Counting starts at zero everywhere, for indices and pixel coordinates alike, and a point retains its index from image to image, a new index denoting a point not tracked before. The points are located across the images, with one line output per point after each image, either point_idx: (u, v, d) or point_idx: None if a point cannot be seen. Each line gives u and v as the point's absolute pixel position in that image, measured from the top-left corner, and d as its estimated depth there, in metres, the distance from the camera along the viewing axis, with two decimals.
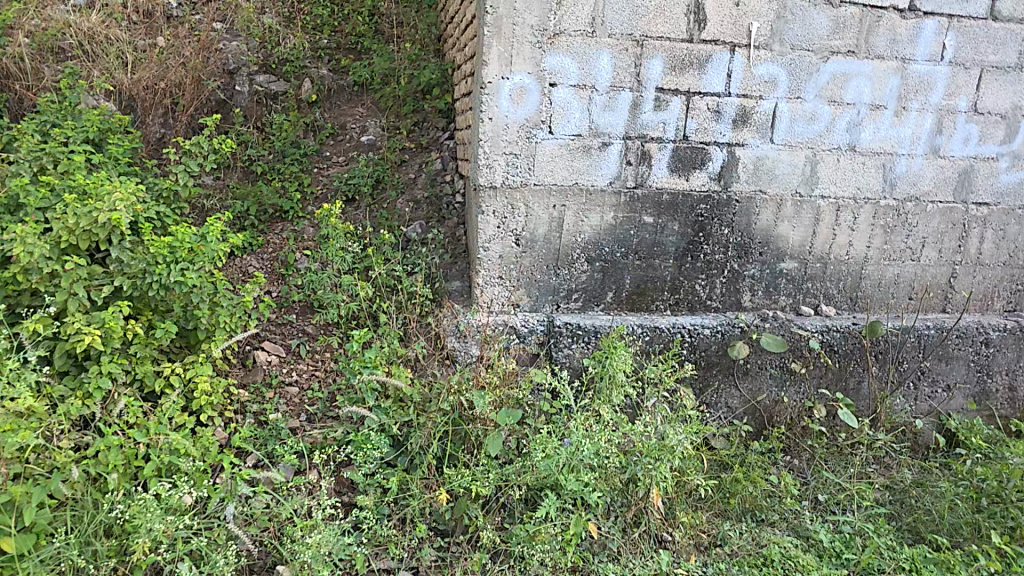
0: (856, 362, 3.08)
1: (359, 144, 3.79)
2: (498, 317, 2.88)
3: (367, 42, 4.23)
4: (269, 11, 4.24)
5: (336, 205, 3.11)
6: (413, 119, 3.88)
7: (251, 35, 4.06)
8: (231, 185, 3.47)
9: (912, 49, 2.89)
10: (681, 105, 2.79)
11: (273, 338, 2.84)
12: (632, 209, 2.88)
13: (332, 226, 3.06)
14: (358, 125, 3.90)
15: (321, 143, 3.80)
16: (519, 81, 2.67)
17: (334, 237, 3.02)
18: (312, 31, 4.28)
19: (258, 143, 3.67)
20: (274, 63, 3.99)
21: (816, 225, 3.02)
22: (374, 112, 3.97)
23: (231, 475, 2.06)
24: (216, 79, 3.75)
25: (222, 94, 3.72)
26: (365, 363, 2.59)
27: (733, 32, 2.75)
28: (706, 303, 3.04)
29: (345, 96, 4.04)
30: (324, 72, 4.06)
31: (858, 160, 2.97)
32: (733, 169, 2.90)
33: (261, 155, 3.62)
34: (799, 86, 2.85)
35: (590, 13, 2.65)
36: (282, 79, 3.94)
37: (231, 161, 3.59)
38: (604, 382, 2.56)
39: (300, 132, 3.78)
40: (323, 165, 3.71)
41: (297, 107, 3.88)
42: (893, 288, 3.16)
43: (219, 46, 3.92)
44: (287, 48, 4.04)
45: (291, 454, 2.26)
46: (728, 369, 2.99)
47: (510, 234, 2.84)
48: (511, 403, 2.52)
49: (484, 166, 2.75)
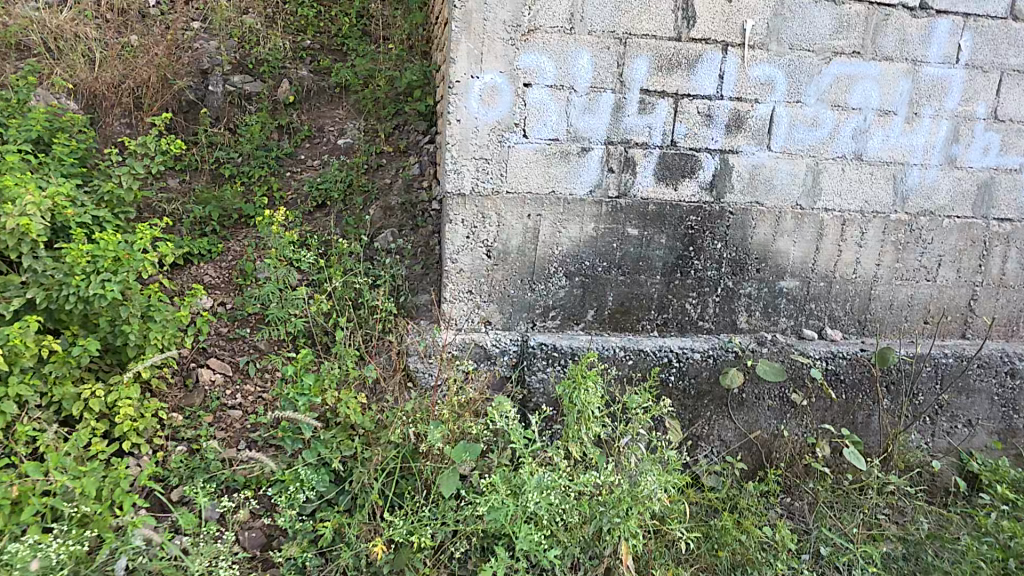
0: (864, 394, 2.78)
1: (336, 148, 3.62)
2: (463, 337, 2.65)
3: (352, 43, 4.06)
4: (252, 10, 4.05)
5: (280, 213, 2.95)
6: (394, 122, 3.69)
7: (230, 35, 3.92)
8: (196, 189, 3.28)
9: (925, 50, 2.63)
10: (668, 108, 2.55)
11: (221, 355, 2.67)
12: (614, 221, 2.63)
13: (279, 237, 2.88)
14: (336, 127, 3.73)
15: (296, 146, 3.63)
16: (489, 80, 2.45)
17: (281, 245, 2.83)
18: (295, 32, 4.10)
19: (229, 145, 3.51)
20: (252, 64, 3.83)
21: (819, 241, 2.74)
22: (354, 115, 3.78)
23: (124, 521, 1.84)
24: (188, 80, 3.61)
25: (192, 94, 3.58)
26: (303, 390, 2.35)
27: (725, 30, 2.51)
28: (697, 324, 2.77)
29: (326, 96, 3.86)
30: (304, 73, 3.88)
31: (866, 170, 2.70)
32: (726, 178, 2.64)
33: (230, 158, 3.46)
34: (799, 89, 2.60)
35: (568, 9, 2.43)
36: (259, 80, 3.81)
37: (199, 163, 3.43)
38: (571, 418, 2.26)
39: (274, 134, 3.64)
40: (296, 169, 3.53)
41: (273, 109, 3.72)
42: (906, 311, 2.86)
43: (194, 46, 3.79)
44: (266, 48, 3.89)
45: (202, 496, 2.04)
46: (720, 399, 2.71)
47: (480, 246, 2.61)
48: (468, 436, 2.29)
49: (451, 172, 2.52)
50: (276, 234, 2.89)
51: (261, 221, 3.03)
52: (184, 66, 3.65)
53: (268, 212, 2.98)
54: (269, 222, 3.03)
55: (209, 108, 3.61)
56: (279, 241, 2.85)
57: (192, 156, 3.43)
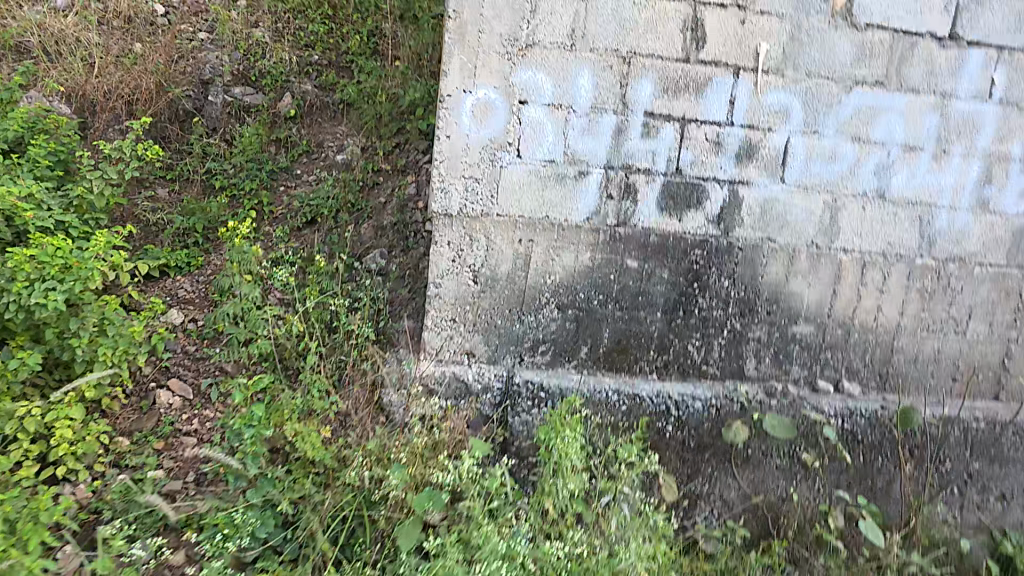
0: (884, 457, 2.51)
1: (332, 163, 3.52)
2: (443, 368, 2.43)
3: (360, 60, 3.95)
4: (261, 25, 4.01)
5: (244, 225, 2.84)
6: (394, 141, 3.56)
7: (236, 46, 3.87)
8: (184, 200, 3.19)
9: (954, 83, 2.42)
10: (674, 133, 2.37)
11: (183, 375, 2.50)
12: (612, 251, 2.43)
13: (241, 251, 2.78)
14: (336, 144, 3.64)
15: (293, 160, 3.52)
16: (483, 95, 2.30)
17: (243, 259, 2.76)
18: (303, 47, 4.02)
19: (222, 156, 3.44)
20: (254, 76, 3.78)
21: (837, 284, 2.51)
22: (355, 131, 3.67)
23: (18, 562, 1.63)
24: (186, 89, 3.57)
25: (189, 103, 3.56)
26: (251, 421, 2.23)
27: (737, 53, 2.35)
28: (700, 368, 2.52)
29: (329, 113, 3.78)
30: (308, 87, 3.80)
31: (889, 209, 2.47)
32: (736, 212, 2.44)
33: (222, 169, 3.37)
34: (817, 120, 2.41)
35: (569, 24, 2.28)
36: (261, 93, 3.75)
37: (191, 174, 3.36)
38: (546, 469, 2.17)
39: (270, 147, 3.56)
40: (291, 183, 3.43)
41: (272, 123, 3.63)
42: (933, 367, 2.59)
43: (197, 55, 3.76)
44: (270, 61, 3.83)
45: (118, 539, 1.87)
46: (723, 453, 2.46)
47: (467, 270, 2.41)
48: (432, 483, 2.11)
49: (439, 191, 2.35)
50: (236, 246, 2.81)
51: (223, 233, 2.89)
52: (185, 75, 3.63)
53: (230, 225, 2.85)
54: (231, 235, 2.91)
55: (206, 117, 3.58)
56: (240, 255, 2.77)
57: (186, 166, 3.37)
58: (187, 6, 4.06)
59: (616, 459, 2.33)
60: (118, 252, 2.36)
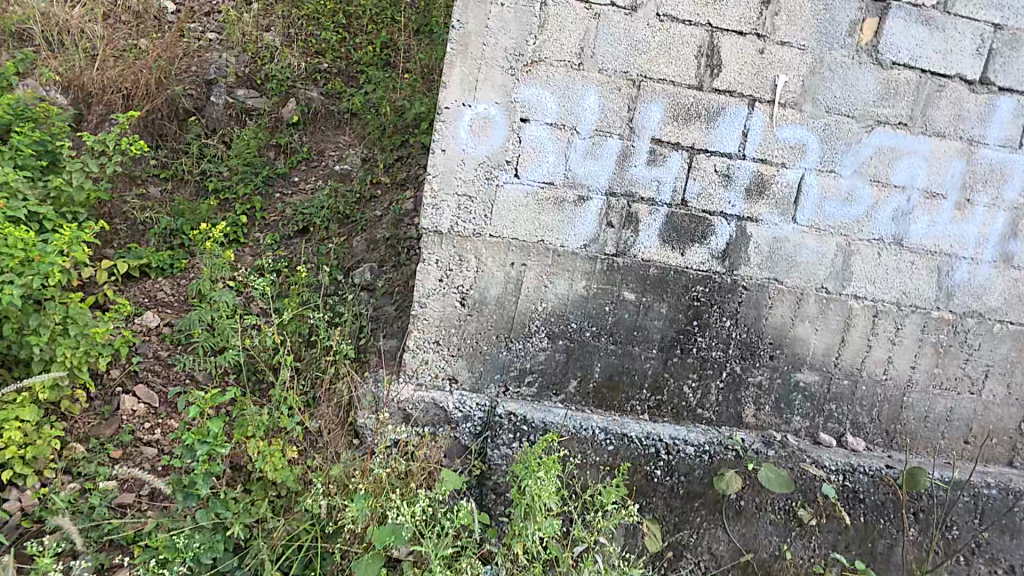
0: (886, 519, 2.32)
1: (332, 174, 3.48)
2: (424, 393, 2.30)
3: (370, 72, 3.92)
4: (273, 29, 4.04)
5: (216, 230, 2.84)
6: (398, 153, 3.50)
7: (244, 49, 3.90)
8: (175, 201, 3.17)
9: (983, 129, 2.28)
10: (681, 162, 2.25)
11: (153, 382, 2.40)
12: (609, 281, 2.30)
13: (212, 256, 2.78)
14: (337, 154, 3.61)
15: (291, 167, 3.52)
16: (482, 110, 2.19)
17: (217, 266, 2.73)
18: (314, 54, 4.01)
19: (219, 158, 3.44)
20: (260, 79, 3.78)
21: (846, 332, 2.36)
22: (359, 142, 3.64)
23: None
24: (189, 88, 3.61)
25: (189, 103, 3.56)
26: (206, 437, 2.04)
27: (754, 84, 2.23)
28: (695, 411, 2.39)
29: (333, 123, 3.75)
30: (314, 95, 3.78)
31: (906, 257, 2.33)
32: (742, 249, 2.31)
33: (217, 171, 3.38)
34: (834, 158, 2.28)
35: (578, 42, 2.18)
36: (265, 96, 3.75)
37: (186, 175, 3.36)
38: (518, 511, 1.97)
39: (270, 152, 3.57)
40: (287, 191, 3.42)
41: (274, 127, 3.63)
42: (944, 427, 2.43)
43: (202, 55, 3.82)
44: (278, 66, 3.82)
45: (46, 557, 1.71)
46: (713, 503, 2.28)
47: (454, 292, 2.30)
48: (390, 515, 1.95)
49: (430, 206, 2.24)
50: (205, 249, 2.81)
51: (194, 234, 2.91)
52: (189, 74, 3.67)
53: (201, 228, 2.86)
54: (203, 237, 2.91)
55: (205, 118, 3.57)
56: (212, 262, 2.74)
57: (179, 166, 3.36)
58: (198, 6, 4.16)
59: (594, 505, 2.16)
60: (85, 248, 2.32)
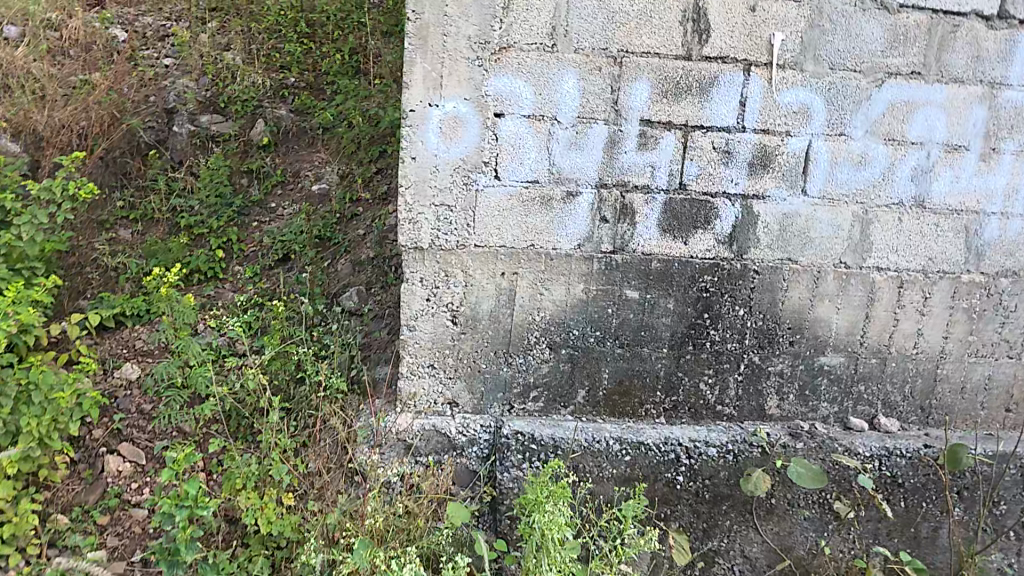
0: (928, 501, 2.17)
1: (310, 195, 3.29)
2: (424, 421, 2.14)
3: (339, 82, 3.73)
4: (233, 47, 3.87)
5: (172, 274, 2.65)
6: (376, 165, 3.29)
7: (204, 71, 3.73)
8: (147, 241, 3.03)
9: (1006, 68, 2.05)
10: (675, 143, 2.05)
11: (137, 438, 2.24)
12: (609, 281, 2.12)
13: (171, 302, 2.63)
14: (312, 172, 3.39)
15: (267, 193, 3.33)
16: (451, 108, 1.98)
17: (179, 312, 2.59)
18: (278, 69, 3.84)
19: (189, 191, 3.28)
20: (223, 103, 3.61)
21: (870, 308, 2.18)
22: (334, 158, 3.41)
23: None
24: (149, 119, 3.47)
25: (151, 136, 3.42)
26: (183, 500, 1.88)
27: (747, 46, 2.01)
28: (715, 409, 2.23)
29: (305, 139, 3.56)
30: (283, 113, 3.61)
31: (930, 220, 2.13)
32: (750, 230, 2.11)
33: (188, 206, 3.22)
34: (842, 119, 2.07)
35: (549, 20, 1.96)
36: (230, 120, 3.57)
37: (156, 213, 3.18)
38: (528, 548, 1.81)
39: (242, 180, 3.38)
40: (264, 218, 3.23)
41: (244, 153, 3.47)
42: (983, 397, 2.26)
43: (162, 84, 3.66)
44: (241, 86, 3.66)
45: None
46: (743, 504, 2.14)
47: (444, 310, 2.12)
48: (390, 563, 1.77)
49: (406, 221, 2.05)
50: (162, 296, 2.64)
51: (147, 280, 2.67)
52: (147, 105, 3.51)
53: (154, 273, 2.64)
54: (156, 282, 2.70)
55: (168, 150, 3.42)
56: (172, 308, 2.61)
57: (149, 204, 3.20)
58: (151, 32, 3.98)
59: (614, 531, 1.97)
60: (31, 312, 2.19)
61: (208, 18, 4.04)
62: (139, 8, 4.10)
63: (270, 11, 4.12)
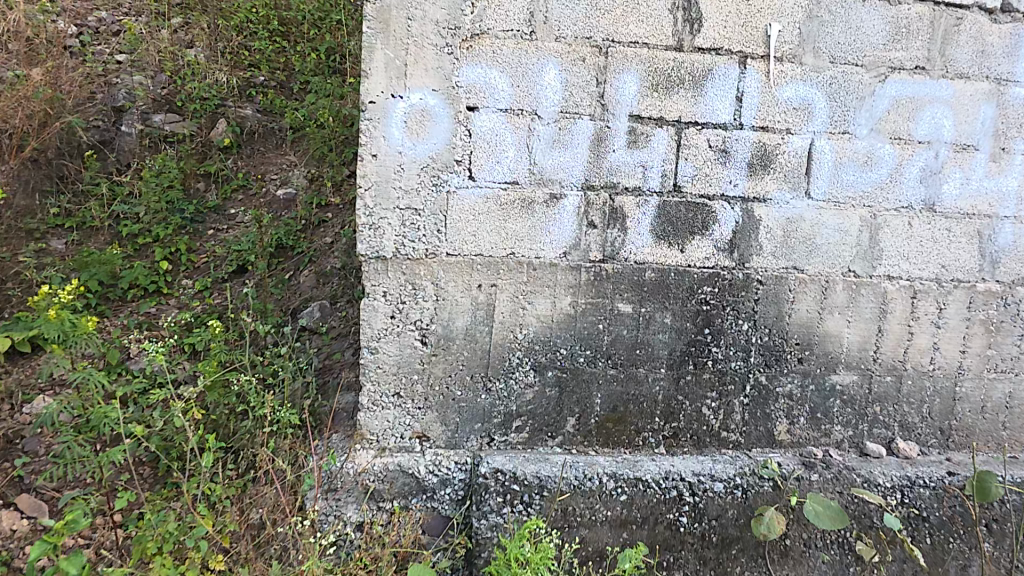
0: (958, 537, 1.91)
1: (274, 200, 3.10)
2: (388, 460, 1.84)
3: (313, 81, 3.61)
4: (196, 44, 3.65)
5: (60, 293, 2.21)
6: (349, 169, 3.12)
7: (163, 69, 3.47)
8: (85, 249, 2.70)
9: (1011, 64, 1.94)
10: (667, 139, 1.85)
11: (41, 486, 1.88)
12: (598, 293, 1.88)
13: (61, 325, 2.20)
14: (280, 176, 3.24)
15: (225, 198, 3.12)
16: (418, 101, 1.75)
17: (70, 339, 2.16)
18: (247, 67, 3.68)
19: (135, 195, 2.98)
20: (180, 102, 3.37)
21: (883, 321, 1.99)
22: (303, 160, 3.28)
23: None
24: (93, 118, 3.14)
25: (97, 136, 3.11)
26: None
27: (743, 37, 1.85)
28: (719, 436, 1.98)
29: (273, 141, 3.42)
30: (248, 112, 3.44)
31: (941, 225, 1.97)
32: (751, 236, 1.91)
33: (132, 214, 2.90)
34: (846, 116, 1.91)
35: (526, 5, 1.76)
36: (187, 119, 3.34)
37: (96, 220, 2.87)
38: None
39: (198, 184, 3.14)
40: (222, 225, 3.00)
41: (204, 154, 3.24)
42: (1005, 416, 2.08)
43: (112, 80, 3.34)
44: (206, 83, 3.45)
45: None
46: (755, 549, 1.84)
47: (412, 329, 1.85)
48: None
49: (366, 227, 1.78)
50: (50, 318, 2.22)
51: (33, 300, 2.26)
52: (91, 103, 3.18)
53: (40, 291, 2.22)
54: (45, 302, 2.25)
55: (114, 151, 3.13)
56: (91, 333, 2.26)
57: (87, 210, 2.88)
58: (104, 28, 3.68)
59: None
60: None
61: (171, 15, 3.79)
62: (93, 2, 3.76)
63: (240, 8, 3.91)
